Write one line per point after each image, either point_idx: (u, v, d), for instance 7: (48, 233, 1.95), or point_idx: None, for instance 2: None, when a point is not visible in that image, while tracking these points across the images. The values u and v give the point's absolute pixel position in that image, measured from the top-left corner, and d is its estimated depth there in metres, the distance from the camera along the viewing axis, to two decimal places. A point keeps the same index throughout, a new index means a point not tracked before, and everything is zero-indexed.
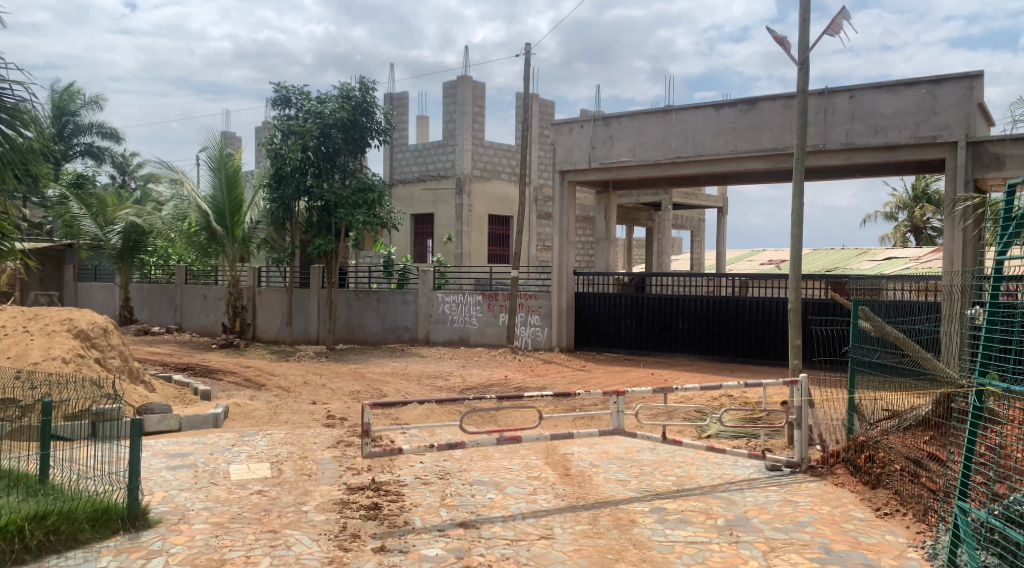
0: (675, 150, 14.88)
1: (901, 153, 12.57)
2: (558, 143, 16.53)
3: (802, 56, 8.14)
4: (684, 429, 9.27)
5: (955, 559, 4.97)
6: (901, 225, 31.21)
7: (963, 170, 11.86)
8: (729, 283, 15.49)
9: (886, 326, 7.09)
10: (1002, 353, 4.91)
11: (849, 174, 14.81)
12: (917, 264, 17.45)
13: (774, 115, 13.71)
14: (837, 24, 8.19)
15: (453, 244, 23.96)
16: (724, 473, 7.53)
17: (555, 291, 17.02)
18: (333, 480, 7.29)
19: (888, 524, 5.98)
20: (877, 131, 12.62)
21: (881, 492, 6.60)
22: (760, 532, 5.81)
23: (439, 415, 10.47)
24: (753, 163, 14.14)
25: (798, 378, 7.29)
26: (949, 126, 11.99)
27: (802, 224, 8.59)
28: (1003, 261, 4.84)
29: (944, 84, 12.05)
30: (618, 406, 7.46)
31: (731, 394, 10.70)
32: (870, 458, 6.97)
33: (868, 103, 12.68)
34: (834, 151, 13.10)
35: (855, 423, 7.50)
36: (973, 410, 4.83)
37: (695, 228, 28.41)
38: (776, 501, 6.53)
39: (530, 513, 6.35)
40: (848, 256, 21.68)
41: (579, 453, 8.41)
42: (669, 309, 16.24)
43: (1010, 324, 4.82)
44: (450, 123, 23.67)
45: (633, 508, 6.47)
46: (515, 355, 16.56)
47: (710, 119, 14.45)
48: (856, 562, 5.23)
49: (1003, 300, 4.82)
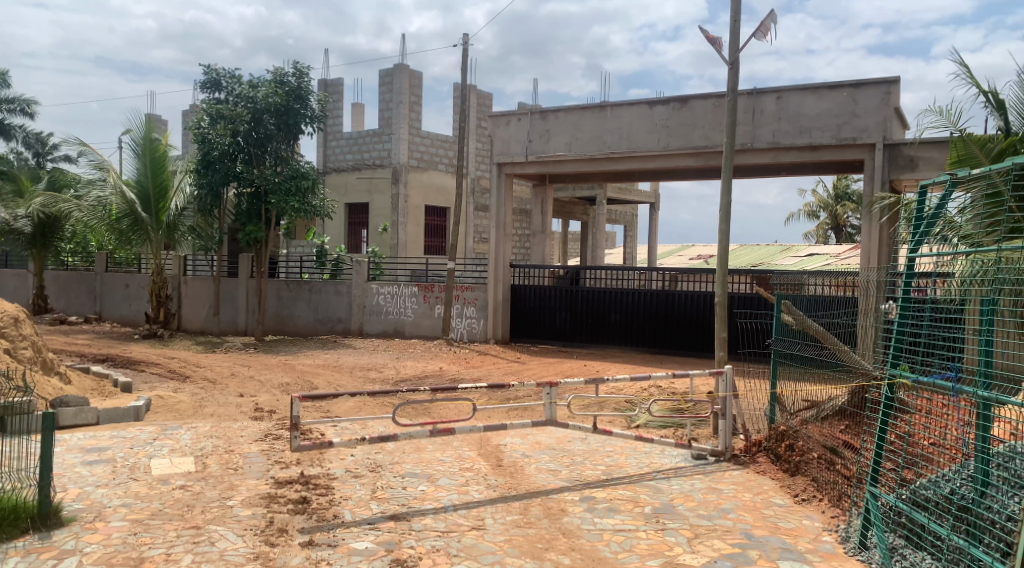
0: (610, 145, 15.06)
1: (823, 153, 13.05)
2: (496, 136, 16.49)
3: (734, 57, 8.33)
4: (614, 419, 9.41)
5: (866, 541, 5.24)
6: (822, 223, 32.55)
7: (880, 170, 12.39)
8: (659, 277, 15.81)
9: (806, 318, 7.28)
10: (911, 347, 5.19)
11: (776, 174, 15.28)
12: (836, 261, 18.21)
13: (705, 114, 14.03)
14: (767, 27, 8.42)
15: (389, 234, 23.60)
16: (652, 462, 7.70)
17: (492, 282, 16.95)
18: (260, 474, 7.12)
19: (805, 509, 6.23)
20: (802, 131, 13.06)
21: (800, 479, 6.87)
22: (685, 519, 5.97)
23: (372, 408, 10.38)
24: (684, 161, 14.43)
25: (723, 370, 7.53)
26: (868, 128, 12.50)
27: (729, 221, 8.82)
28: (913, 258, 5.13)
29: (864, 88, 12.57)
30: (551, 397, 7.49)
31: (660, 385, 10.98)
32: (789, 447, 7.27)
33: (793, 105, 13.11)
34: (761, 150, 13.50)
35: (776, 413, 7.75)
36: (884, 401, 5.08)
37: (628, 222, 28.93)
38: (700, 489, 6.71)
39: (461, 504, 6.36)
40: (772, 252, 22.47)
41: (511, 444, 8.45)
42: (603, 302, 16.49)
43: (919, 319, 5.14)
44: (386, 111, 23.35)
45: (563, 497, 6.55)
46: (449, 347, 16.47)
47: (644, 115, 14.68)
48: (775, 546, 5.42)
49: (913, 295, 5.14)
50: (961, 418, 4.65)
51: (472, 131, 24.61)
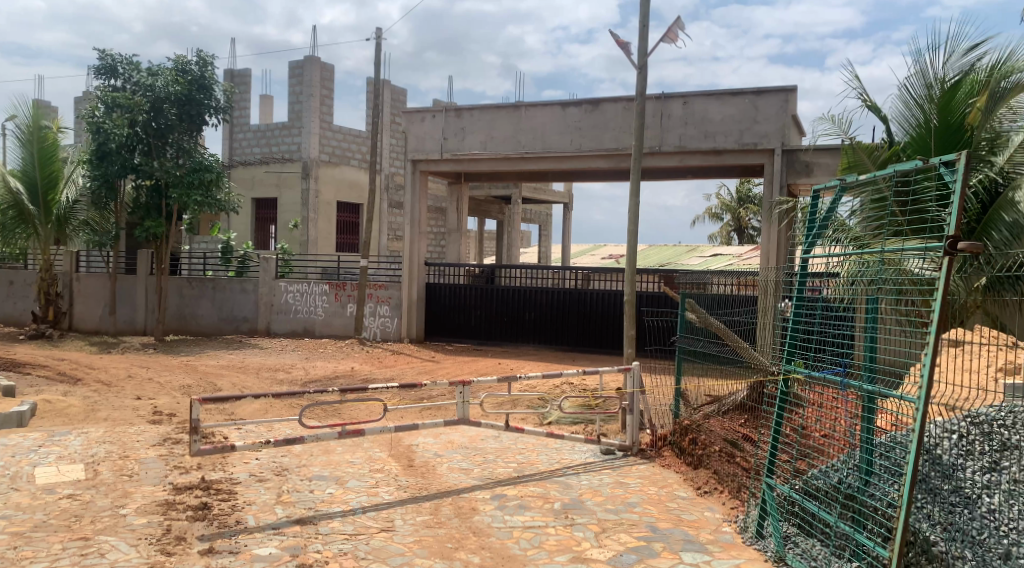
0: (524, 145, 15.17)
1: (727, 158, 13.59)
2: (409, 132, 16.29)
3: (642, 61, 8.53)
4: (527, 417, 9.48)
5: (762, 531, 5.49)
6: (725, 225, 33.89)
7: (779, 175, 13.00)
8: (572, 276, 16.07)
9: (709, 316, 7.51)
10: (805, 343, 5.46)
11: (683, 177, 15.78)
12: (739, 261, 19.04)
13: (615, 117, 14.34)
14: (674, 33, 8.68)
15: (299, 231, 22.92)
16: (563, 458, 7.80)
17: (405, 282, 16.68)
18: (157, 480, 6.78)
19: (707, 500, 6.46)
20: (707, 136, 13.55)
21: (702, 471, 7.08)
22: (593, 513, 6.08)
23: (279, 409, 10.08)
24: (596, 162, 14.70)
25: (631, 367, 7.74)
26: (768, 134, 13.09)
27: (638, 221, 9.04)
28: (807, 260, 5.40)
29: (765, 95, 13.15)
30: (463, 396, 7.46)
31: (572, 382, 11.15)
32: (693, 441, 7.43)
33: (699, 110, 13.57)
34: (669, 153, 13.92)
35: (681, 409, 7.97)
36: (780, 395, 5.33)
37: (543, 222, 29.23)
38: (608, 484, 6.85)
39: (370, 506, 6.25)
40: (679, 252, 23.23)
41: (424, 444, 8.37)
42: (517, 300, 16.59)
43: (811, 317, 5.41)
44: (296, 104, 22.70)
45: (474, 496, 6.55)
46: (362, 347, 16.19)
47: (557, 116, 14.86)
48: (677, 538, 5.59)
49: (806, 294, 5.41)
50: (849, 410, 4.93)
51: (386, 127, 24.28)
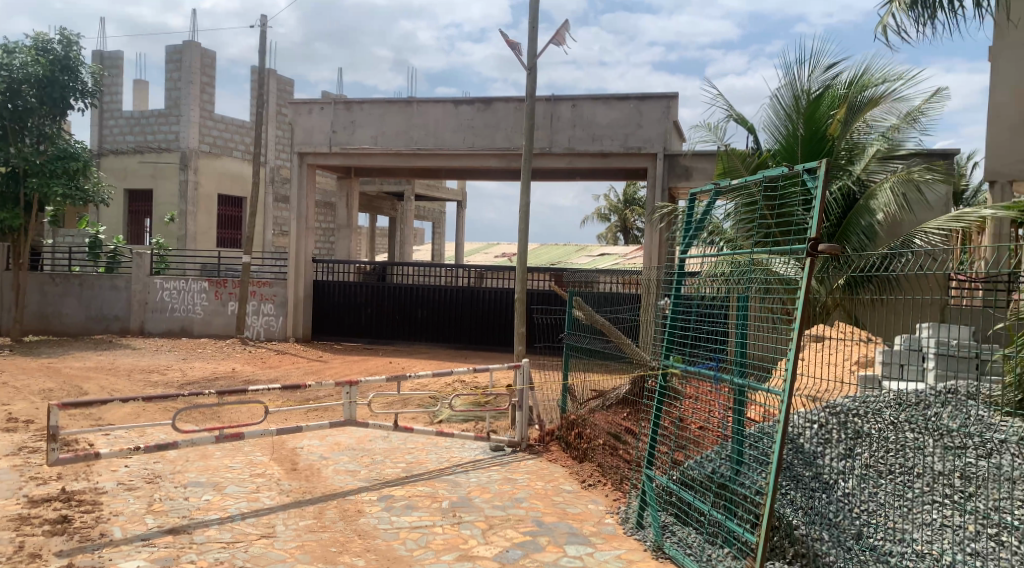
0: (416, 141, 15.03)
1: (613, 160, 13.99)
2: (297, 124, 15.77)
3: (531, 62, 8.65)
4: (417, 416, 9.40)
5: (642, 521, 5.70)
6: (613, 225, 34.94)
7: (661, 178, 13.52)
8: (465, 274, 16.09)
9: (594, 313, 7.81)
10: (682, 339, 5.71)
11: (572, 178, 16.13)
12: (625, 261, 19.71)
13: (507, 116, 14.46)
14: (562, 36, 8.84)
15: (176, 225, 21.67)
16: (452, 456, 7.79)
17: (291, 280, 16.14)
18: (9, 493, 6.23)
19: (592, 493, 6.63)
20: (594, 138, 13.91)
21: (587, 465, 7.31)
22: (480, 511, 6.10)
23: (151, 414, 9.51)
24: (488, 161, 14.77)
25: (520, 363, 7.84)
26: (651, 139, 13.60)
27: (528, 220, 9.16)
28: (684, 260, 5.66)
29: (648, 101, 13.65)
30: (350, 396, 7.30)
31: (463, 380, 11.16)
32: (578, 435, 7.68)
33: (587, 113, 13.91)
34: (558, 154, 14.19)
35: (568, 404, 8.19)
36: (660, 389, 5.55)
37: (436, 219, 29.10)
38: (496, 480, 6.90)
39: (250, 512, 6.00)
40: (570, 251, 23.73)
41: (308, 447, 8.13)
42: (409, 299, 16.44)
43: (688, 315, 5.67)
44: (173, 90, 21.49)
45: (360, 498, 6.43)
46: (245, 347, 15.53)
47: (449, 113, 14.81)
48: (562, 532, 5.71)
49: (684, 293, 5.66)
50: (722, 403, 5.18)
51: (271, 118, 23.40)
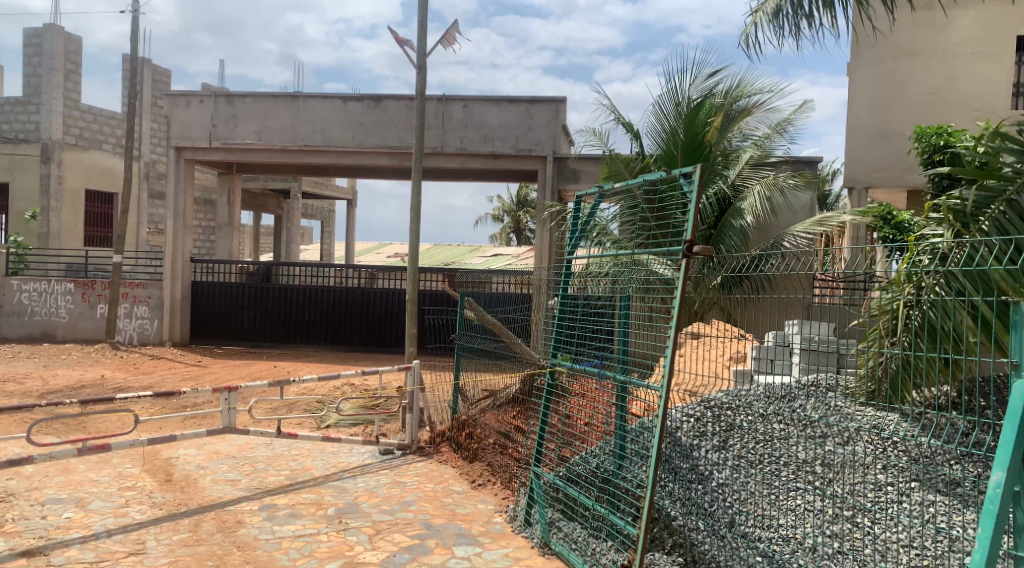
0: (302, 138, 14.57)
1: (504, 162, 14.10)
2: (173, 117, 14.94)
3: (420, 61, 8.57)
4: (303, 421, 9.10)
5: (529, 518, 5.76)
6: (505, 226, 35.30)
7: (551, 180, 13.71)
8: (356, 275, 15.78)
9: (485, 313, 7.68)
10: (568, 338, 5.83)
11: (464, 178, 16.13)
12: (517, 261, 19.93)
13: (397, 115, 14.26)
14: (451, 37, 8.82)
15: (37, 223, 19.85)
16: (339, 461, 7.60)
17: (167, 281, 15.25)
18: None
19: (481, 493, 6.65)
20: (485, 139, 13.98)
21: (477, 465, 7.32)
22: (367, 516, 5.98)
23: (6, 427, 8.74)
24: (378, 159, 14.53)
25: (410, 365, 7.78)
26: (541, 141, 13.79)
27: (419, 220, 9.06)
28: (571, 260, 5.80)
29: (538, 104, 13.85)
30: (229, 402, 6.96)
31: (351, 383, 10.92)
32: (469, 435, 7.70)
33: (478, 114, 13.96)
34: (450, 154, 14.17)
35: (459, 404, 8.21)
36: (547, 387, 5.66)
37: (325, 218, 28.39)
38: (385, 484, 6.78)
39: (117, 529, 5.61)
40: (462, 252, 23.73)
41: (184, 456, 7.70)
42: (295, 300, 15.93)
43: (574, 314, 5.82)
44: (32, 77, 19.88)
45: (240, 508, 6.15)
46: (115, 352, 14.54)
47: (337, 110, 14.46)
48: (450, 533, 5.68)
49: (571, 293, 5.80)
50: (606, 400, 5.32)
51: (146, 109, 22.08)
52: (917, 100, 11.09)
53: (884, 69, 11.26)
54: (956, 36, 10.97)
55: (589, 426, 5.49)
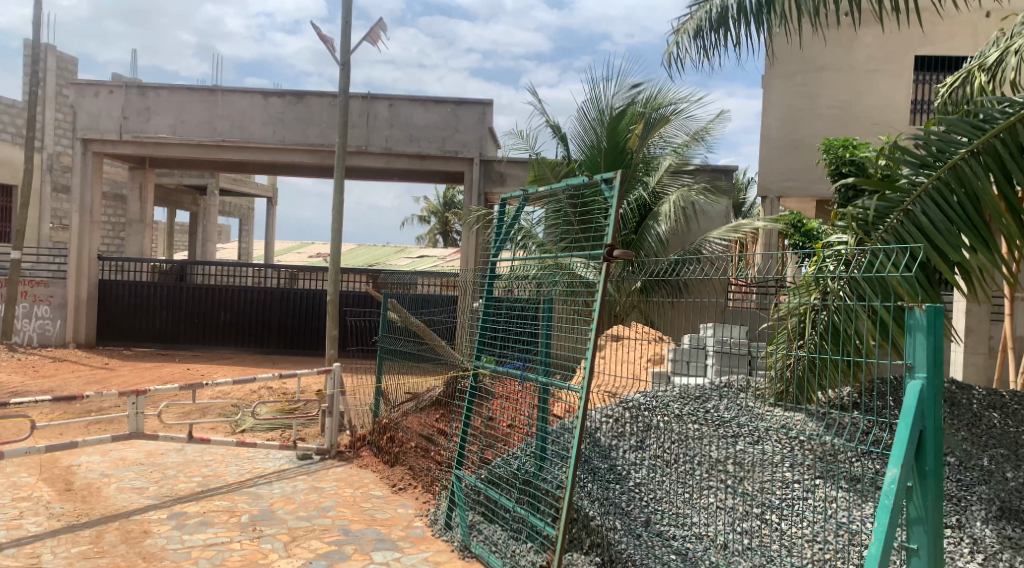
0: (220, 133, 14.08)
1: (430, 163, 14.02)
2: (80, 107, 14.20)
3: (344, 58, 8.42)
4: (216, 426, 8.78)
5: (450, 521, 5.73)
6: (431, 227, 35.11)
7: (477, 182, 13.69)
8: (276, 275, 15.37)
9: (409, 315, 7.58)
10: (492, 340, 5.84)
11: (390, 178, 15.94)
12: (443, 263, 19.84)
13: (321, 112, 13.95)
14: (376, 35, 8.71)
15: None
16: (254, 467, 7.37)
17: (71, 279, 14.44)
18: None
19: (401, 497, 6.56)
20: (411, 140, 13.86)
21: (398, 469, 7.22)
22: (283, 523, 5.81)
23: None
24: (300, 157, 14.19)
25: (330, 367, 7.61)
26: (467, 143, 13.77)
27: (341, 220, 8.89)
28: (496, 263, 5.81)
29: (465, 106, 13.82)
30: (136, 407, 6.64)
31: (270, 386, 10.62)
32: (390, 439, 7.55)
33: (404, 114, 13.83)
34: (375, 154, 13.99)
35: (381, 407, 8.08)
36: (470, 389, 5.65)
37: (243, 216, 27.54)
38: (302, 490, 6.61)
39: (9, 542, 5.26)
40: (388, 253, 23.46)
41: (87, 464, 7.30)
42: (210, 300, 15.37)
43: (498, 316, 5.82)
44: None
45: (147, 517, 5.87)
46: (12, 354, 13.68)
47: (257, 105, 14.05)
48: (369, 538, 5.58)
49: (496, 295, 5.80)
50: (528, 402, 5.35)
51: (50, 98, 20.92)
52: (826, 113, 11.65)
53: (795, 83, 11.78)
54: (861, 54, 11.59)
55: (512, 428, 5.51)
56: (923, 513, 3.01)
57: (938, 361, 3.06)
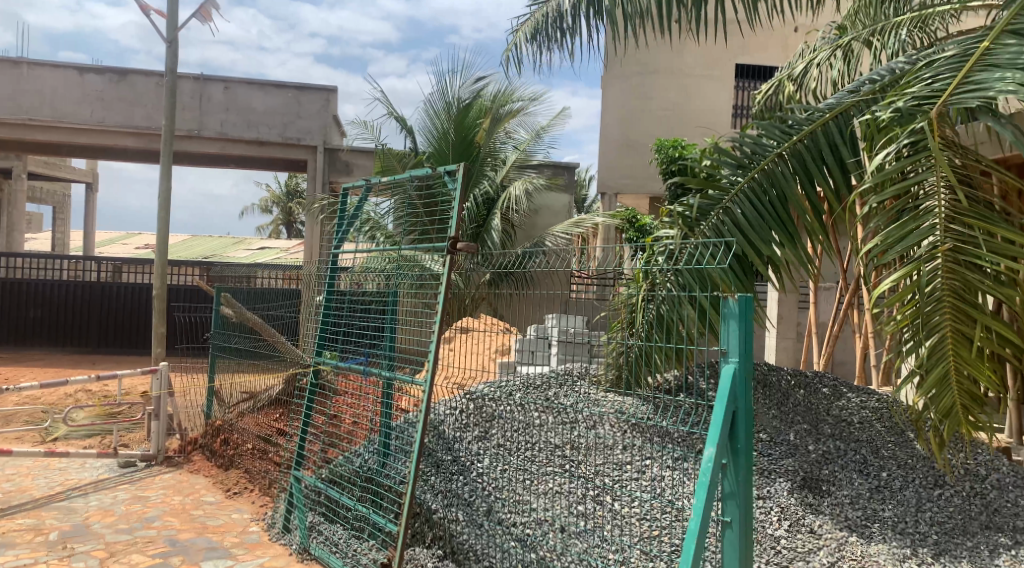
0: (27, 110, 12.67)
1: (269, 150, 13.38)
2: None
3: (171, 35, 7.82)
4: (22, 435, 7.90)
5: (289, 524, 5.50)
6: (275, 219, 33.62)
7: (321, 171, 13.25)
8: (95, 268, 14.09)
9: (244, 311, 7.22)
10: (334, 335, 5.66)
11: (227, 165, 15.05)
12: (287, 255, 19.08)
13: (146, 92, 12.88)
14: (208, 12, 8.15)
15: None
16: (66, 479, 6.69)
17: None
18: None
19: (236, 502, 6.22)
20: (249, 125, 13.16)
21: (233, 472, 6.85)
22: (99, 538, 5.32)
23: None
24: (123, 140, 13.04)
25: (157, 367, 7.07)
26: (310, 131, 13.27)
27: (169, 209, 8.26)
28: (338, 254, 5.64)
29: (307, 92, 13.30)
30: None
31: (88, 389, 9.70)
32: (224, 441, 7.23)
33: (240, 97, 13.10)
34: (209, 139, 13.16)
35: (213, 408, 7.68)
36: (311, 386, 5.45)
37: (58, 204, 24.99)
38: (123, 501, 6.09)
39: None
40: (226, 244, 22.23)
41: None
42: (17, 296, 13.86)
43: (340, 310, 5.65)
44: None
45: None
46: None
47: (72, 82, 12.74)
48: (199, 548, 5.24)
49: (338, 288, 5.63)
50: (372, 397, 5.23)
51: None
52: (659, 115, 12.34)
53: (631, 85, 12.37)
54: (690, 59, 12.37)
55: (355, 425, 5.36)
56: (736, 488, 3.24)
57: (750, 346, 3.30)
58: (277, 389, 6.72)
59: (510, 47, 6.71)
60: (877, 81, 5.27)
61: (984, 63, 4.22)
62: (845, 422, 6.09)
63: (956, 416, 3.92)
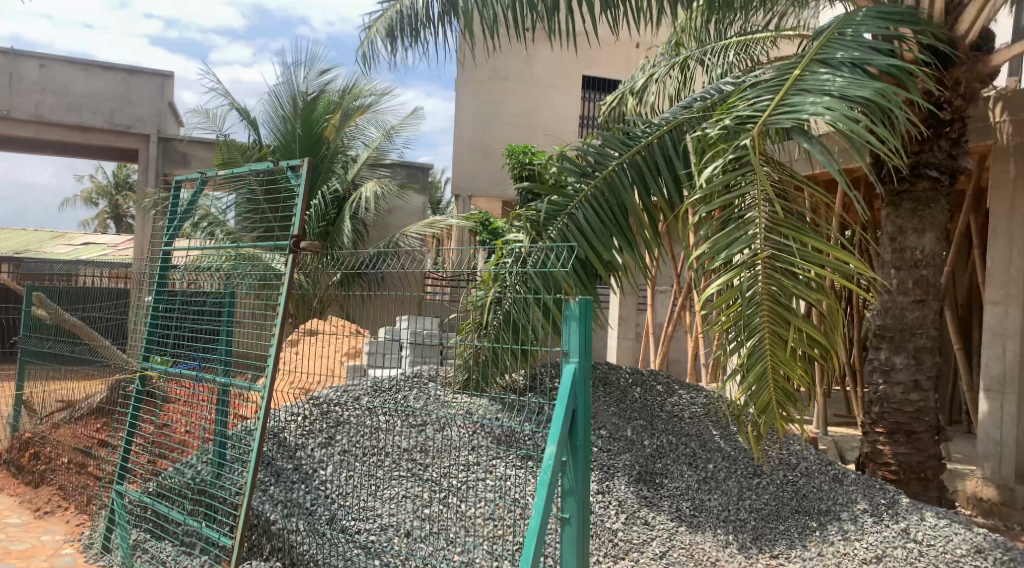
0: None
1: (94, 137, 12.29)
2: None
3: None
4: None
5: (108, 543, 5.01)
6: (101, 213, 30.85)
7: (155, 162, 12.28)
8: None
9: (61, 312, 6.64)
10: (162, 338, 5.24)
11: (44, 152, 13.64)
12: (115, 251, 17.60)
13: None
14: None
15: None
16: None
17: None
18: None
19: (46, 523, 5.65)
20: (70, 109, 12.02)
21: (44, 490, 6.22)
22: None
23: None
24: None
25: None
26: (142, 118, 12.36)
27: None
28: (169, 251, 5.18)
29: (139, 76, 12.38)
30: None
31: None
32: (34, 456, 6.55)
33: (60, 77, 11.94)
34: (20, 122, 11.81)
35: (21, 420, 6.93)
36: (136, 394, 5.03)
37: None
38: None
39: None
40: (42, 239, 20.16)
41: None
42: None
43: (171, 311, 5.23)
44: None
45: None
46: None
47: None
48: None
49: (168, 287, 5.20)
50: (206, 405, 4.92)
51: None
52: (510, 120, 12.56)
53: (483, 90, 12.51)
54: (540, 68, 12.69)
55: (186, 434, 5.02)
56: (575, 484, 3.34)
57: (589, 347, 3.42)
58: (97, 397, 6.23)
59: (366, 41, 6.52)
60: (707, 99, 5.69)
61: (797, 87, 4.64)
62: (676, 417, 6.48)
63: (772, 411, 4.26)
